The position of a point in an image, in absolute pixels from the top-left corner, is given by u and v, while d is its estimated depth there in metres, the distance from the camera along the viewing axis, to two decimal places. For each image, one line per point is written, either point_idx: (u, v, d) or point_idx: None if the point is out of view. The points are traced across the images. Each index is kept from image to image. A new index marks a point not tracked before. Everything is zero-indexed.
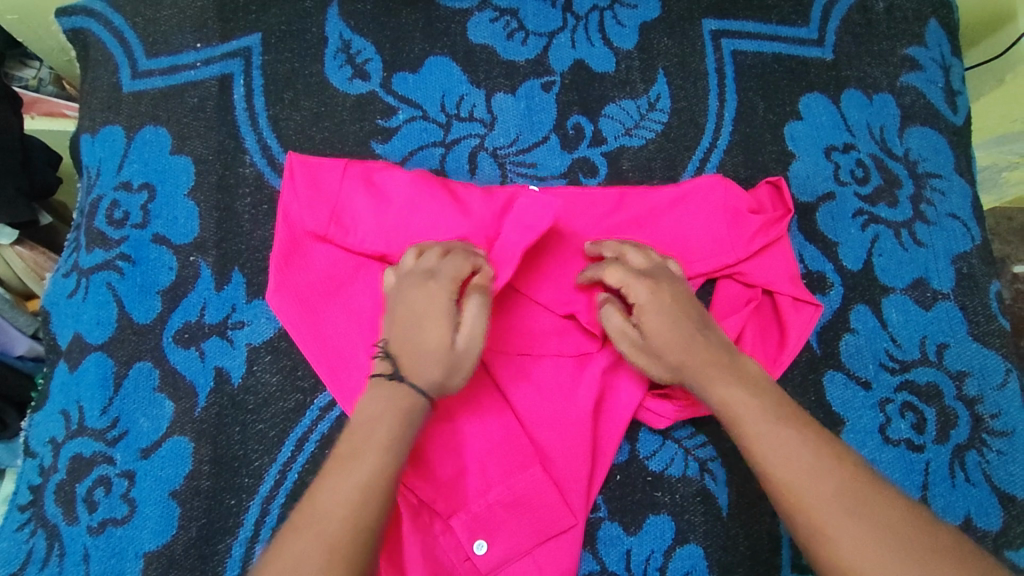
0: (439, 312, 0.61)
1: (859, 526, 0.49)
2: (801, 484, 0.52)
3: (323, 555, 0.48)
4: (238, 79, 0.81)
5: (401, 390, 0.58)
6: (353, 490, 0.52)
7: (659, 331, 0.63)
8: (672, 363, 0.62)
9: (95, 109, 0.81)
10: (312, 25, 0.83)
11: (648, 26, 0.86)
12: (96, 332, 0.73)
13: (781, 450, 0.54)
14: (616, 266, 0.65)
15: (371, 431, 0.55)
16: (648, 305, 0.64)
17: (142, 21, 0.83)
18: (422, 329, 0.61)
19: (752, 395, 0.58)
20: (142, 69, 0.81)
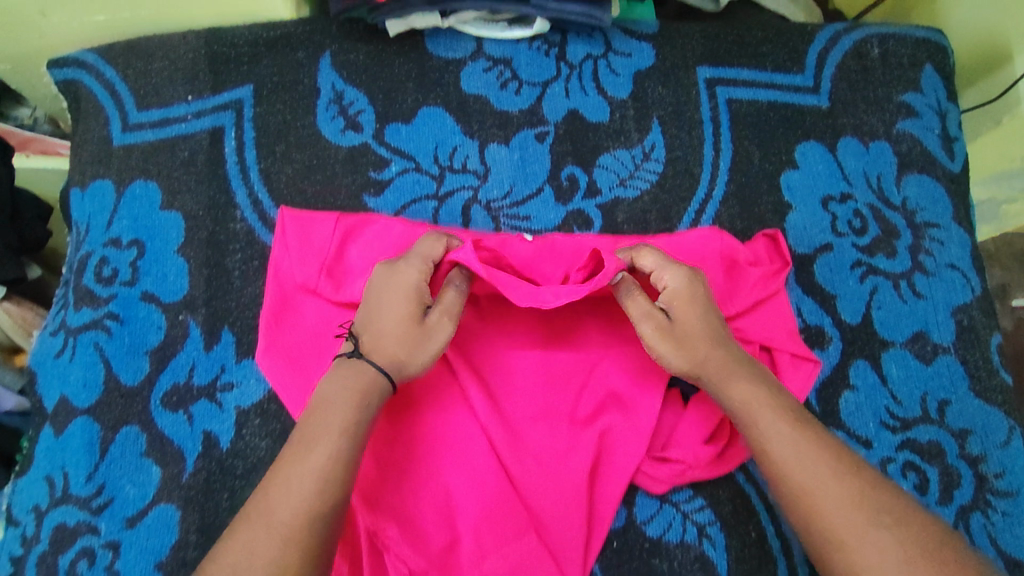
0: (405, 290, 0.63)
1: (877, 535, 0.53)
2: (819, 489, 0.55)
3: (278, 546, 0.52)
4: (229, 132, 0.80)
5: (360, 370, 0.60)
6: (307, 483, 0.55)
7: (686, 316, 0.63)
8: (699, 355, 0.62)
9: (85, 163, 0.80)
10: (305, 76, 0.82)
11: (642, 75, 0.85)
12: (82, 395, 0.72)
13: (802, 457, 0.57)
14: (654, 252, 0.65)
15: (324, 420, 0.58)
16: (680, 296, 0.63)
17: (133, 73, 0.81)
18: (388, 307, 0.62)
19: (771, 403, 0.60)
20: (133, 122, 0.80)
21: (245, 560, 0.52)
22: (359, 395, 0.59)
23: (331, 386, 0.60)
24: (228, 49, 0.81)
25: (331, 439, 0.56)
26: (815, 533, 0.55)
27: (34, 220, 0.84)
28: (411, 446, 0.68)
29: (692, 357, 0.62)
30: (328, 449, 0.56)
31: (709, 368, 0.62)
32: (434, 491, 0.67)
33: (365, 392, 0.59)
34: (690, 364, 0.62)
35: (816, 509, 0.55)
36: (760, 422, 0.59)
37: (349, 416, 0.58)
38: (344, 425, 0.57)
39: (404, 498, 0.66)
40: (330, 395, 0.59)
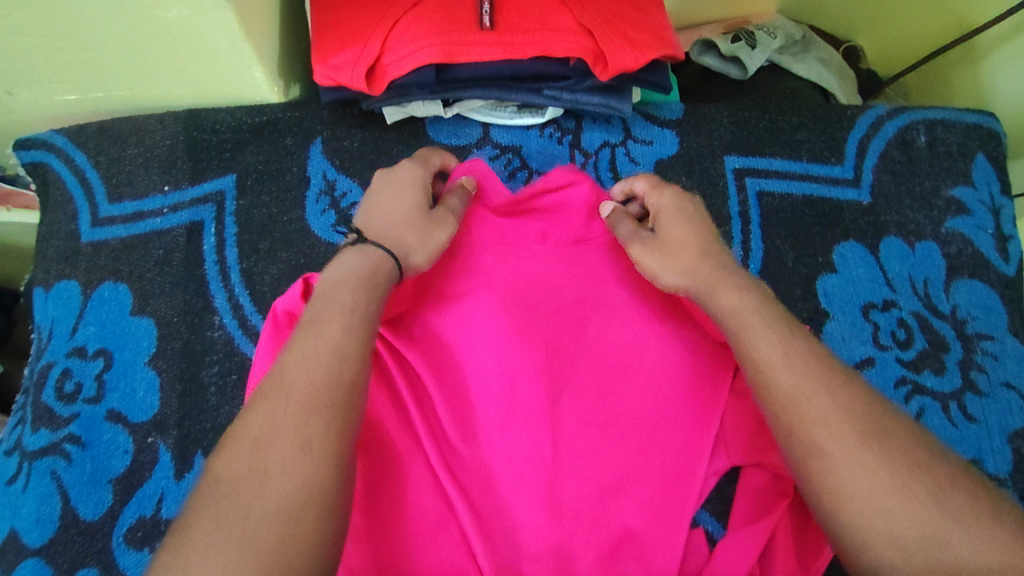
0: (413, 181, 0.58)
1: (882, 478, 0.43)
2: (819, 424, 0.46)
3: (302, 423, 0.43)
4: (208, 227, 0.72)
5: (368, 255, 0.52)
6: (326, 356, 0.45)
7: (677, 227, 0.58)
8: (693, 264, 0.56)
9: (50, 260, 0.72)
10: (294, 163, 0.75)
11: (664, 163, 0.78)
12: (35, 532, 0.63)
13: (815, 394, 0.47)
14: (643, 175, 0.63)
15: (328, 316, 0.48)
16: (669, 208, 0.60)
17: (106, 159, 0.74)
18: (400, 195, 0.57)
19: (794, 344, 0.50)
20: (103, 216, 0.72)
21: (258, 438, 0.42)
22: (360, 287, 0.50)
23: (329, 276, 0.51)
24: (209, 136, 0.73)
25: (336, 341, 0.46)
26: (791, 442, 0.46)
27: None
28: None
29: (684, 261, 0.56)
30: (329, 357, 0.45)
31: (706, 281, 0.55)
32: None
33: (368, 292, 0.50)
34: (684, 275, 0.56)
35: (817, 438, 0.45)
36: (769, 361, 0.49)
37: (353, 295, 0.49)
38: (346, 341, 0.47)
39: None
40: (328, 308, 0.48)
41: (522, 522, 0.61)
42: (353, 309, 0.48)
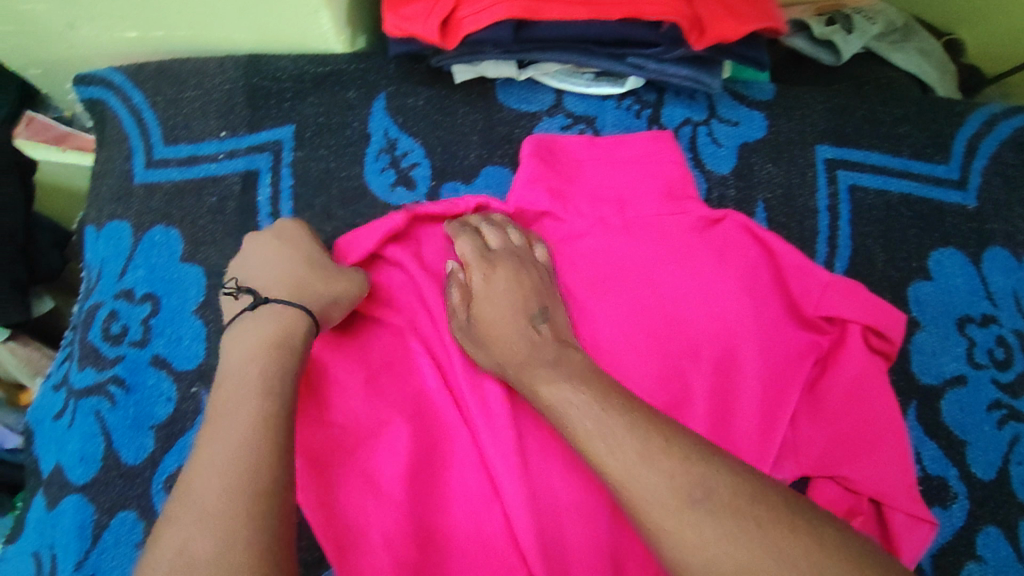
0: (292, 243, 0.58)
1: (700, 519, 0.40)
2: (631, 475, 0.43)
3: (215, 533, 0.40)
4: (264, 177, 0.70)
5: (277, 313, 0.53)
6: (235, 452, 0.44)
7: (492, 318, 0.57)
8: (493, 343, 0.56)
9: (104, 199, 0.70)
10: (354, 118, 0.71)
11: (749, 148, 0.72)
12: (79, 469, 0.63)
13: (611, 441, 0.45)
14: (465, 238, 0.61)
15: (235, 404, 0.47)
16: (479, 291, 0.58)
17: (162, 101, 0.71)
18: (277, 254, 0.58)
19: (574, 385, 0.50)
20: (158, 158, 0.70)
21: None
22: (265, 364, 0.49)
23: (233, 352, 0.50)
24: (270, 83, 0.70)
25: (247, 418, 0.46)
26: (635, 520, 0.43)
27: (51, 251, 0.77)
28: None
29: (487, 336, 0.56)
30: (240, 434, 0.44)
31: (510, 360, 0.55)
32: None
33: (280, 344, 0.51)
34: (481, 349, 0.57)
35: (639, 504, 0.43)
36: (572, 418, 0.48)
37: (263, 369, 0.49)
38: (259, 416, 0.46)
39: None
40: (228, 402, 0.47)
41: (569, 506, 0.55)
42: (266, 383, 0.48)
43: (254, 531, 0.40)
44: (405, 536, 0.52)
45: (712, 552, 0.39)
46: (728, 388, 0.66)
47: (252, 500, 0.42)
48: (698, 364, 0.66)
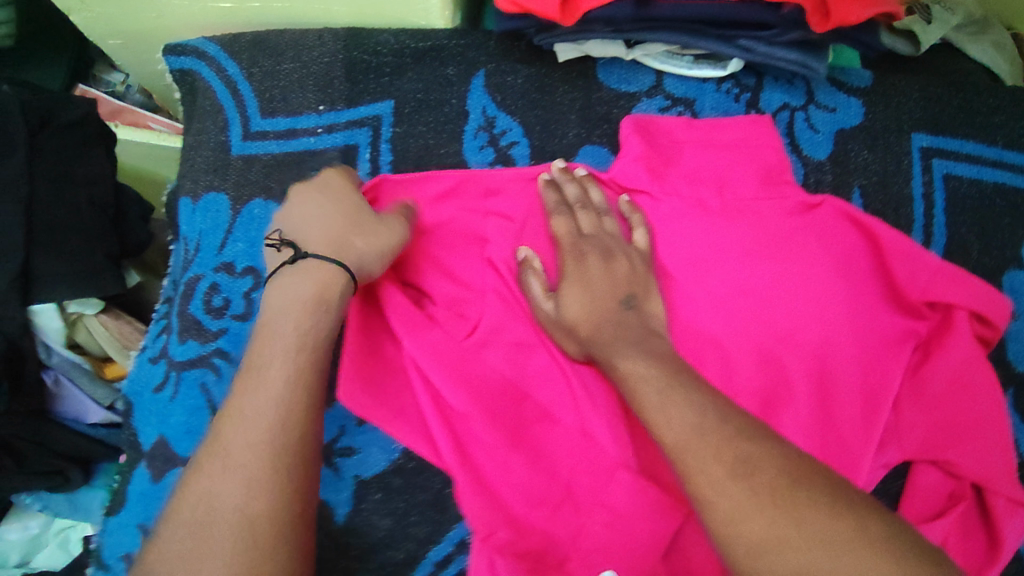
0: (331, 195, 0.58)
1: (744, 490, 0.46)
2: (690, 445, 0.50)
3: (241, 484, 0.46)
4: (364, 152, 0.69)
5: (315, 268, 0.54)
6: (265, 409, 0.48)
7: (583, 298, 0.62)
8: (576, 324, 0.62)
9: (200, 170, 0.70)
10: (453, 95, 0.70)
11: (846, 134, 0.72)
12: (185, 442, 0.63)
13: (669, 414, 0.52)
14: (559, 215, 0.65)
15: (274, 354, 0.51)
16: (572, 272, 0.63)
17: (259, 73, 0.70)
18: (315, 207, 0.58)
19: (645, 363, 0.57)
20: (255, 130, 0.69)
21: (196, 516, 0.45)
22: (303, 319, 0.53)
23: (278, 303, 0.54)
24: (370, 57, 0.69)
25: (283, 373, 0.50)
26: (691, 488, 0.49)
27: (140, 222, 0.77)
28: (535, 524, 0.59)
29: (570, 317, 0.62)
30: (283, 390, 0.49)
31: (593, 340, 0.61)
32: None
33: (319, 301, 0.54)
34: (561, 329, 0.63)
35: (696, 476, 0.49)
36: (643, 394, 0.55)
37: (310, 321, 0.53)
38: (299, 372, 0.50)
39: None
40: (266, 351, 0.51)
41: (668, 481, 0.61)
42: (309, 335, 0.52)
43: (278, 480, 0.46)
44: (507, 486, 0.60)
45: (759, 526, 0.44)
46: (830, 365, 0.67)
47: (276, 458, 0.47)
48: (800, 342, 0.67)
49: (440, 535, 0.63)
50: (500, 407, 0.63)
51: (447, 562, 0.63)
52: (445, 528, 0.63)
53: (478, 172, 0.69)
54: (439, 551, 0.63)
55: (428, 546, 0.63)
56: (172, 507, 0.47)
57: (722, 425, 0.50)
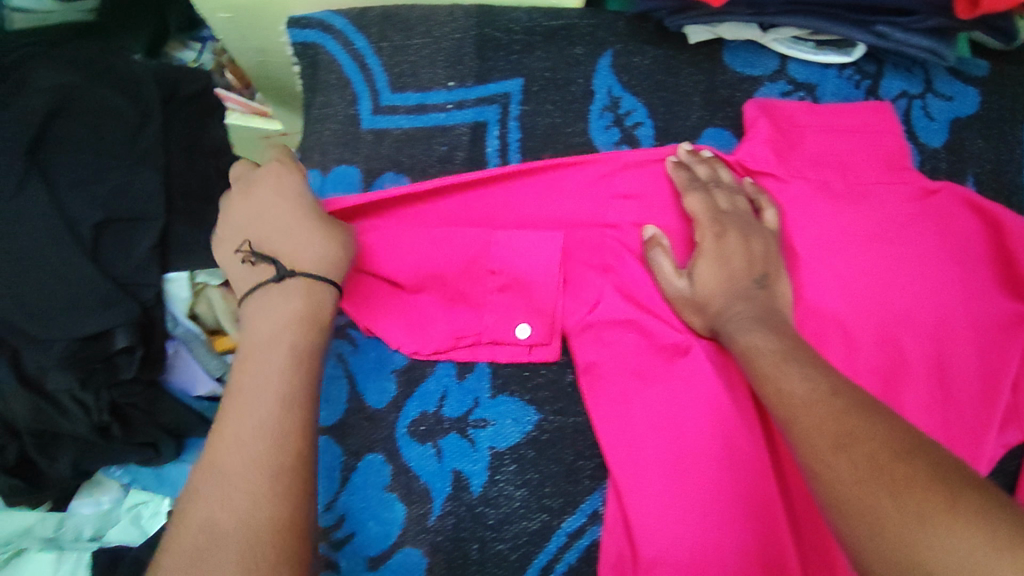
0: (298, 209, 0.58)
1: (843, 457, 0.46)
2: (806, 411, 0.50)
3: (246, 503, 0.45)
4: (492, 129, 0.70)
5: (301, 288, 0.55)
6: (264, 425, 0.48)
7: (712, 278, 0.63)
8: (708, 300, 0.63)
9: (328, 143, 0.71)
10: (580, 74, 0.71)
11: (960, 123, 0.74)
12: (325, 411, 0.66)
13: (782, 384, 0.54)
14: (694, 194, 0.65)
15: (263, 377, 0.50)
16: (708, 248, 0.64)
17: (389, 47, 0.71)
18: (288, 223, 0.57)
19: (763, 335, 0.59)
20: (385, 105, 0.70)
21: (198, 543, 0.44)
22: (293, 349, 0.52)
23: (261, 318, 0.54)
24: (501, 34, 0.70)
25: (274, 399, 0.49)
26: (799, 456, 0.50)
27: None
28: (659, 487, 0.61)
29: (702, 292, 0.63)
30: (269, 417, 0.48)
31: (725, 316, 0.62)
32: (683, 546, 0.59)
33: (309, 316, 0.54)
34: (690, 305, 0.64)
35: (800, 437, 0.50)
36: (765, 364, 0.56)
37: (293, 342, 0.52)
38: (283, 396, 0.50)
39: (641, 533, 0.60)
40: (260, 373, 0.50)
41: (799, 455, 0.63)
42: (298, 359, 0.52)
43: (285, 497, 0.46)
44: (639, 459, 0.62)
45: (863, 489, 0.43)
46: (953, 351, 0.68)
47: (286, 474, 0.47)
48: (925, 327, 0.68)
49: (574, 507, 0.65)
50: (625, 373, 0.65)
51: (580, 532, 0.64)
52: (579, 500, 0.65)
53: (608, 151, 0.68)
54: (572, 522, 0.64)
55: (562, 516, 0.64)
56: (171, 536, 0.45)
57: (833, 396, 0.50)
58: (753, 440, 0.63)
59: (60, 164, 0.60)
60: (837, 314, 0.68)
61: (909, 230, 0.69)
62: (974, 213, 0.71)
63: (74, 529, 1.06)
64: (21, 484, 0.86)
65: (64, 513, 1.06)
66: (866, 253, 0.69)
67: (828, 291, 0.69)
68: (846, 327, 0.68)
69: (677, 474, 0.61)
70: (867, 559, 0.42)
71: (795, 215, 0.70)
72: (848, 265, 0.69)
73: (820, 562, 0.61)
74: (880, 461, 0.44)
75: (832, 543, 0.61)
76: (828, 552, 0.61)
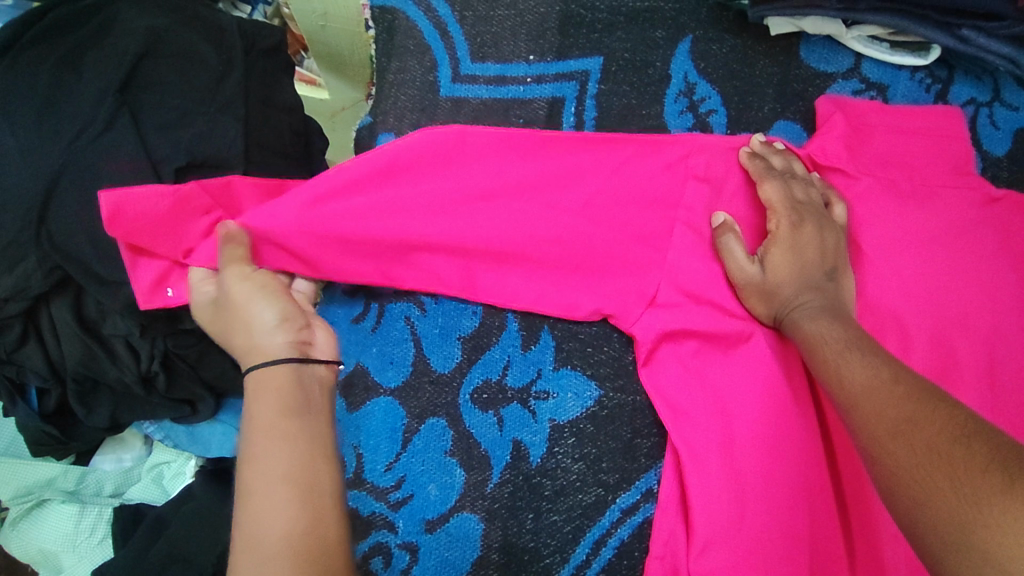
0: (258, 304, 0.57)
1: (903, 441, 0.46)
2: (866, 398, 0.51)
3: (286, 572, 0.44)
4: (569, 105, 0.71)
5: (269, 372, 0.54)
6: (285, 491, 0.47)
7: (783, 266, 0.63)
8: (778, 288, 0.62)
9: (404, 108, 0.72)
10: (658, 58, 0.72)
11: None
12: (389, 372, 0.66)
13: (844, 371, 0.54)
14: (771, 181, 0.66)
15: (267, 442, 0.49)
16: (782, 237, 0.64)
17: (472, 17, 0.72)
18: (251, 324, 0.56)
19: (832, 324, 0.58)
20: (465, 73, 0.71)
21: None
22: (290, 410, 0.52)
23: (257, 399, 0.52)
24: (584, 12, 0.72)
25: (282, 479, 0.48)
26: (861, 441, 0.50)
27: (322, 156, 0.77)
28: (713, 466, 0.61)
29: (774, 279, 0.63)
30: (290, 498, 0.47)
31: (794, 304, 0.61)
32: (731, 524, 0.59)
33: (299, 402, 0.52)
34: (759, 292, 0.63)
35: (862, 421, 0.50)
36: (827, 348, 0.56)
37: (288, 410, 0.51)
38: (293, 466, 0.48)
39: (698, 511, 0.60)
40: (268, 451, 0.49)
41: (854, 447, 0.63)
42: (293, 422, 0.51)
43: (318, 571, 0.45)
44: (700, 439, 0.62)
45: (923, 469, 0.44)
46: (1011, 354, 0.68)
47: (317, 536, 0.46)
48: (984, 329, 0.68)
49: (629, 484, 0.63)
50: (681, 351, 0.65)
51: (634, 509, 0.63)
52: (634, 477, 0.63)
53: (684, 133, 0.69)
54: (626, 498, 0.63)
55: (618, 492, 0.63)
56: None
57: (895, 382, 0.50)
58: (812, 430, 0.62)
59: (145, 106, 0.62)
60: (899, 309, 0.68)
61: (973, 233, 0.70)
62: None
63: (96, 484, 1.00)
64: (54, 432, 0.85)
65: (87, 467, 1.00)
66: (930, 252, 0.69)
67: (891, 284, 0.68)
68: (907, 321, 0.68)
69: (729, 452, 0.61)
70: (927, 540, 0.42)
71: (864, 209, 0.70)
72: (911, 261, 0.69)
73: (869, 554, 0.61)
74: (939, 445, 0.44)
75: (883, 537, 0.61)
76: (879, 546, 0.61)
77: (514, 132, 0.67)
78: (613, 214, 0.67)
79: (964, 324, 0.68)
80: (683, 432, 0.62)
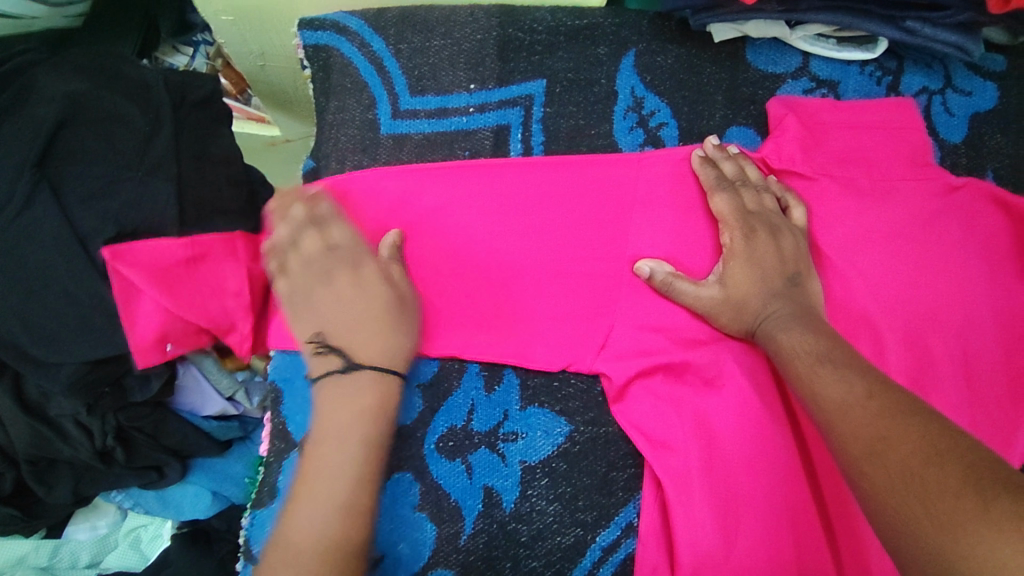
0: (364, 285, 0.58)
1: (880, 463, 0.43)
2: (840, 417, 0.48)
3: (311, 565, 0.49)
4: (515, 132, 0.69)
5: (359, 385, 0.55)
6: (343, 478, 0.52)
7: (743, 278, 0.61)
8: (744, 300, 0.60)
9: (345, 150, 0.69)
10: (602, 75, 0.70)
11: (980, 118, 0.74)
12: None
13: (817, 387, 0.52)
14: (723, 194, 0.64)
15: (346, 431, 0.54)
16: (738, 250, 0.62)
17: (407, 49, 0.70)
18: (362, 297, 0.58)
19: (804, 334, 0.56)
20: (405, 109, 0.69)
21: None
22: (377, 418, 0.55)
23: (338, 398, 0.55)
24: (524, 35, 0.70)
25: (346, 469, 0.52)
26: (845, 461, 0.47)
27: (266, 204, 0.75)
28: (696, 495, 0.58)
29: (736, 293, 0.61)
30: (352, 482, 0.52)
31: (765, 316, 0.59)
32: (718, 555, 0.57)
33: (377, 409, 0.55)
34: (726, 308, 0.61)
35: (840, 441, 0.48)
36: (800, 363, 0.54)
37: (370, 402, 0.55)
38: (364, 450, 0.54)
39: (684, 546, 0.57)
40: (326, 495, 0.51)
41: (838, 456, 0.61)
42: (367, 436, 0.54)
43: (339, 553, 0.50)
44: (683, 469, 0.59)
45: (898, 494, 0.41)
46: (988, 343, 0.66)
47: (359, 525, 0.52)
48: (958, 318, 0.66)
49: (608, 521, 0.61)
50: (652, 381, 0.62)
51: (615, 547, 0.61)
52: (613, 513, 0.61)
53: (630, 153, 0.68)
54: (607, 535, 0.61)
55: (597, 531, 0.60)
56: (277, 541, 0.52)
57: (868, 398, 0.48)
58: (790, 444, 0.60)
59: (67, 176, 0.59)
60: (871, 306, 0.66)
61: (941, 223, 0.68)
62: (998, 208, 0.70)
63: (70, 556, 0.93)
64: (17, 513, 0.80)
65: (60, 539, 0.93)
66: (897, 244, 0.67)
67: (858, 280, 0.67)
68: (880, 318, 0.65)
69: (710, 480, 0.58)
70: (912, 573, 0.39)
71: (828, 209, 0.68)
72: (879, 256, 0.67)
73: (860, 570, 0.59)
74: (914, 467, 0.41)
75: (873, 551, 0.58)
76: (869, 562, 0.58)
77: (418, 173, 0.66)
78: (558, 250, 0.65)
79: (939, 315, 0.66)
80: (664, 464, 0.59)
